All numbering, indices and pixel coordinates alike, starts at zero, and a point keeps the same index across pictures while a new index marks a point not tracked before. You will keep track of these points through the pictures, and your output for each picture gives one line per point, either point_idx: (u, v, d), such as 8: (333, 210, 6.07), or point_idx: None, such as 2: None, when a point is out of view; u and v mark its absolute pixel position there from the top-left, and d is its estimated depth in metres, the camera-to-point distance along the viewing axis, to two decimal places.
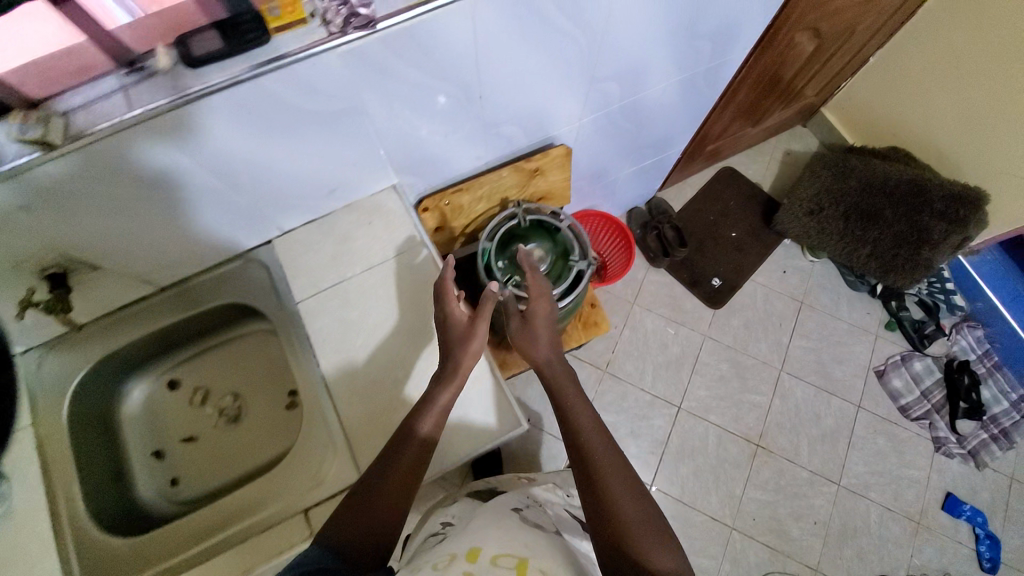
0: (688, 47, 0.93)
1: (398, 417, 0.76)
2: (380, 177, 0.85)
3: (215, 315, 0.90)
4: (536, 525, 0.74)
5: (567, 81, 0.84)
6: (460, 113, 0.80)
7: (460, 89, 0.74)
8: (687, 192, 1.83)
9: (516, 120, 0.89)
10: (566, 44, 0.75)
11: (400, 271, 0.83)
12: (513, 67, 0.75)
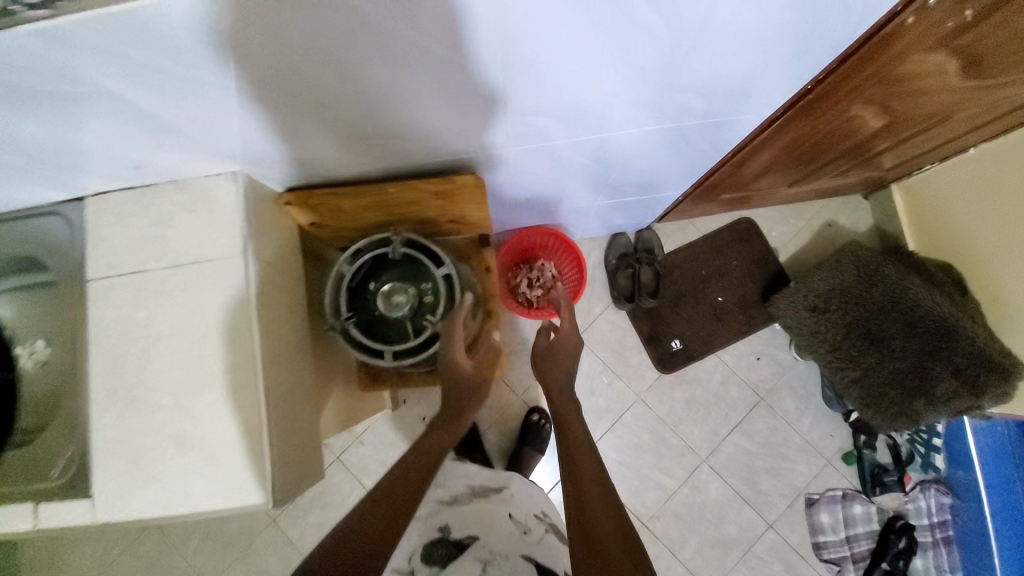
0: (651, 98, 0.70)
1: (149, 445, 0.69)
2: (215, 162, 0.69)
3: (12, 260, 0.78)
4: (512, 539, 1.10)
5: (454, 109, 0.63)
6: (302, 121, 0.63)
7: (273, 92, 0.56)
8: (689, 234, 1.56)
9: (394, 137, 0.69)
10: (437, 72, 0.54)
11: (207, 282, 0.71)
12: (356, 85, 0.56)
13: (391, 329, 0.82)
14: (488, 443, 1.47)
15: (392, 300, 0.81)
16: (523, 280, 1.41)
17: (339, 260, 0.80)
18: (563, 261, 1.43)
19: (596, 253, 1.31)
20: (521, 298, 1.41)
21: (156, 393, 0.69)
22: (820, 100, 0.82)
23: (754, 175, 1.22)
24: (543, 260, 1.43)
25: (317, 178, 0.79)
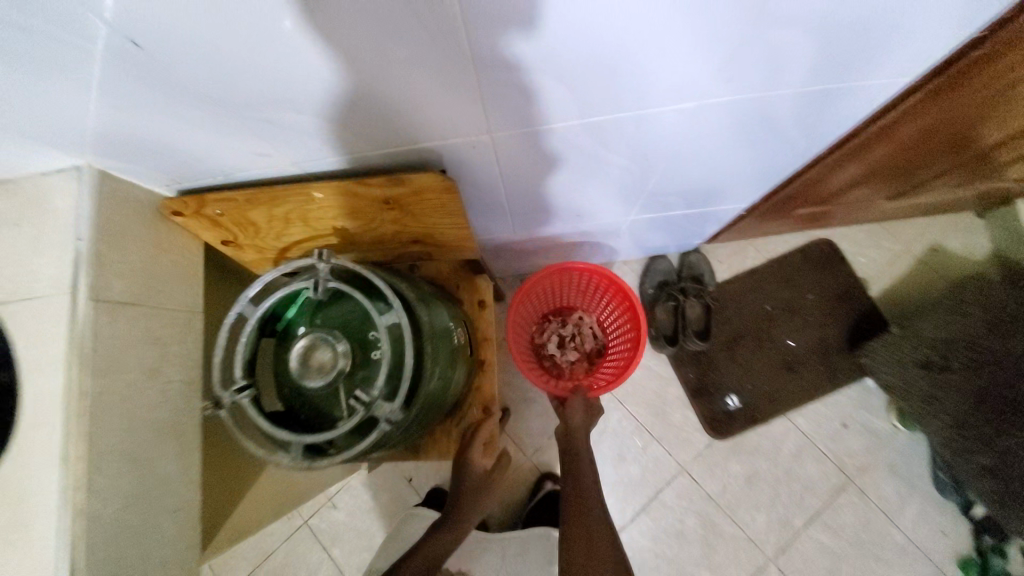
0: (701, 52, 0.42)
1: None
2: (46, 153, 0.52)
3: None
4: None
5: (368, 56, 0.39)
6: (149, 78, 0.43)
7: (72, 30, 0.36)
8: (749, 258, 1.22)
9: (293, 107, 0.46)
10: (283, 6, 0.34)
11: (40, 317, 0.53)
12: (171, 27, 0.36)
13: (315, 404, 0.53)
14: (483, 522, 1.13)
15: (314, 359, 0.52)
16: (552, 337, 1.11)
17: (234, 305, 0.53)
18: (605, 312, 1.11)
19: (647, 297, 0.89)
20: (548, 362, 1.10)
21: None
22: (982, 64, 0.51)
23: (848, 183, 0.88)
24: (580, 312, 1.13)
25: (203, 178, 0.61)
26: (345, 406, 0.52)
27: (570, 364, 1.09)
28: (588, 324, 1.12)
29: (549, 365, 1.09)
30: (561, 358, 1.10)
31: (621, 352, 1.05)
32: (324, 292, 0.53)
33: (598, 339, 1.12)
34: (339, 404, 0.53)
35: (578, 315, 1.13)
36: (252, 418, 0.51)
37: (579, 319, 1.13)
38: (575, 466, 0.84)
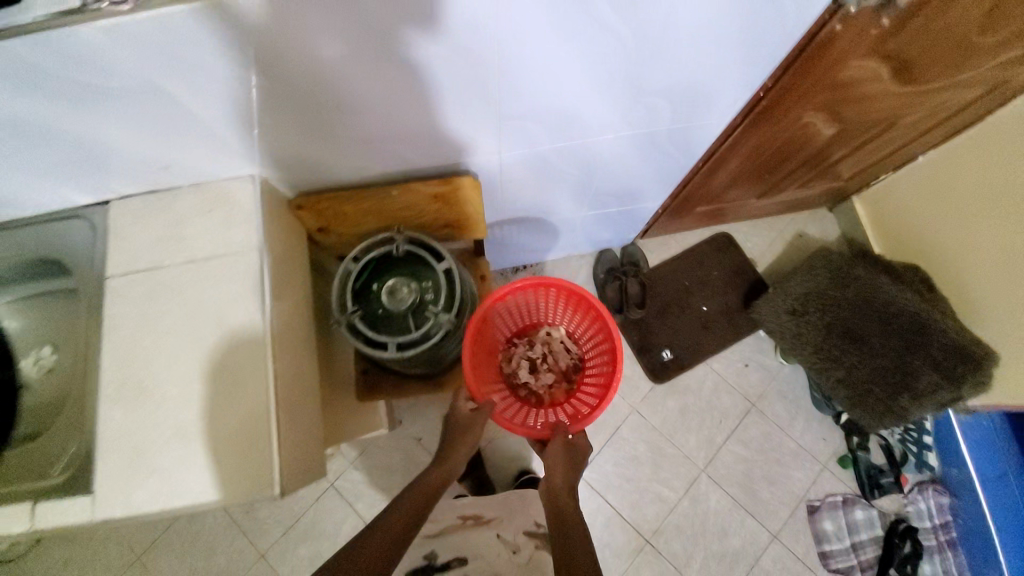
0: (624, 105, 0.79)
1: (153, 442, 0.68)
2: (235, 163, 0.76)
3: (41, 266, 0.82)
4: None
5: (458, 107, 0.72)
6: (324, 126, 0.72)
7: (306, 102, 0.66)
8: (670, 248, 1.64)
9: (400, 136, 0.78)
10: (424, 85, 0.66)
11: (212, 275, 0.74)
12: (359, 95, 0.66)
13: (392, 321, 0.86)
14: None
15: (395, 293, 0.86)
16: (528, 360, 1.35)
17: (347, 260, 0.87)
18: (569, 322, 1.36)
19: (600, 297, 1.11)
20: (530, 387, 1.34)
21: (161, 385, 0.70)
22: (775, 105, 0.92)
23: (727, 184, 1.30)
24: (546, 329, 1.38)
25: (322, 182, 0.86)
26: (414, 319, 0.86)
27: (550, 383, 1.33)
28: (557, 339, 1.37)
29: (531, 393, 1.33)
30: (540, 381, 1.33)
31: (593, 356, 1.31)
32: (402, 249, 0.88)
33: (568, 350, 1.38)
34: (410, 318, 0.86)
35: (545, 332, 1.39)
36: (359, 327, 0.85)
37: (547, 337, 1.38)
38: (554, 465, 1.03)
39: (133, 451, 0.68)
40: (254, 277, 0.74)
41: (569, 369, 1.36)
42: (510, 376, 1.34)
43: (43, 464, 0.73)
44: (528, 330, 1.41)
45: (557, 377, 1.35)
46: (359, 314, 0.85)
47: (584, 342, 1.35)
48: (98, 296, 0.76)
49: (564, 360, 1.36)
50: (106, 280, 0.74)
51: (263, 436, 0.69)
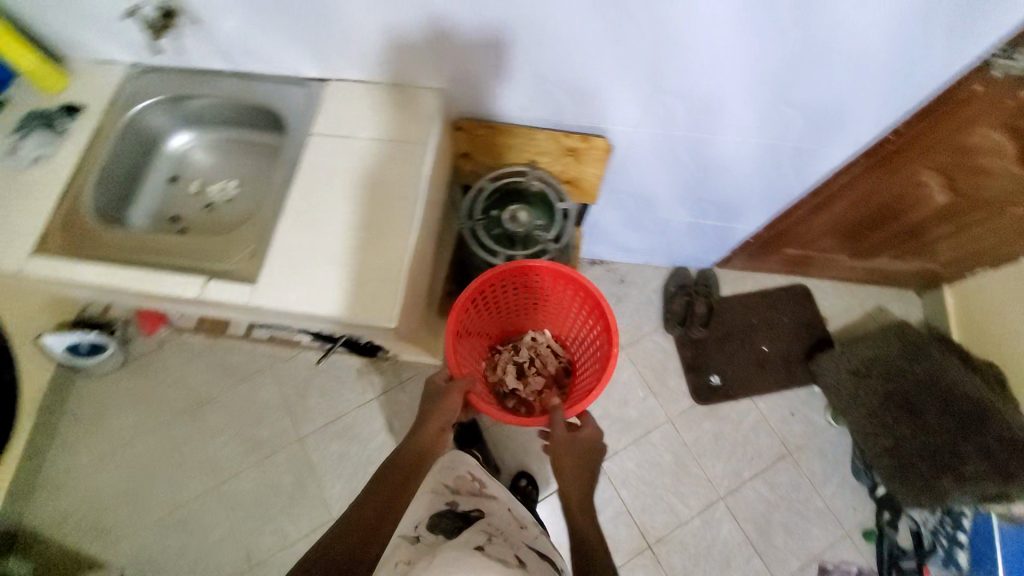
0: (764, 109, 0.92)
1: (308, 262, 0.84)
2: (431, 76, 0.94)
3: (261, 116, 1.04)
4: (502, 559, 0.66)
5: (627, 74, 0.87)
6: (516, 61, 0.87)
7: (517, 35, 0.82)
8: (744, 284, 1.68)
9: (569, 88, 0.91)
10: (613, 44, 0.81)
11: (389, 154, 0.92)
12: (558, 39, 0.82)
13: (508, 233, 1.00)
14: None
15: (516, 215, 1.00)
16: (514, 366, 1.19)
17: (484, 179, 1.03)
18: (557, 323, 1.21)
19: (590, 281, 0.98)
20: (519, 396, 1.17)
21: (329, 221, 0.87)
22: (895, 152, 1.01)
23: (823, 231, 1.37)
24: (529, 333, 1.23)
25: (484, 113, 1.01)
26: (525, 241, 1.01)
27: (540, 389, 1.17)
28: (543, 342, 1.21)
29: (520, 403, 1.16)
30: (528, 389, 1.17)
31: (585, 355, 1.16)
32: (534, 185, 1.04)
33: (556, 354, 1.22)
34: (523, 239, 1.01)
35: (530, 337, 1.23)
36: (477, 233, 0.99)
37: (533, 341, 1.22)
38: (560, 459, 0.89)
39: (294, 264, 0.84)
40: (420, 163, 0.91)
41: (560, 373, 1.20)
42: (497, 387, 1.18)
43: (208, 252, 0.88)
44: (510, 336, 1.25)
45: (547, 383, 1.19)
46: (482, 223, 1.00)
47: (575, 341, 1.20)
48: (298, 145, 0.95)
49: (553, 365, 1.21)
50: (312, 134, 0.94)
51: (393, 285, 0.83)
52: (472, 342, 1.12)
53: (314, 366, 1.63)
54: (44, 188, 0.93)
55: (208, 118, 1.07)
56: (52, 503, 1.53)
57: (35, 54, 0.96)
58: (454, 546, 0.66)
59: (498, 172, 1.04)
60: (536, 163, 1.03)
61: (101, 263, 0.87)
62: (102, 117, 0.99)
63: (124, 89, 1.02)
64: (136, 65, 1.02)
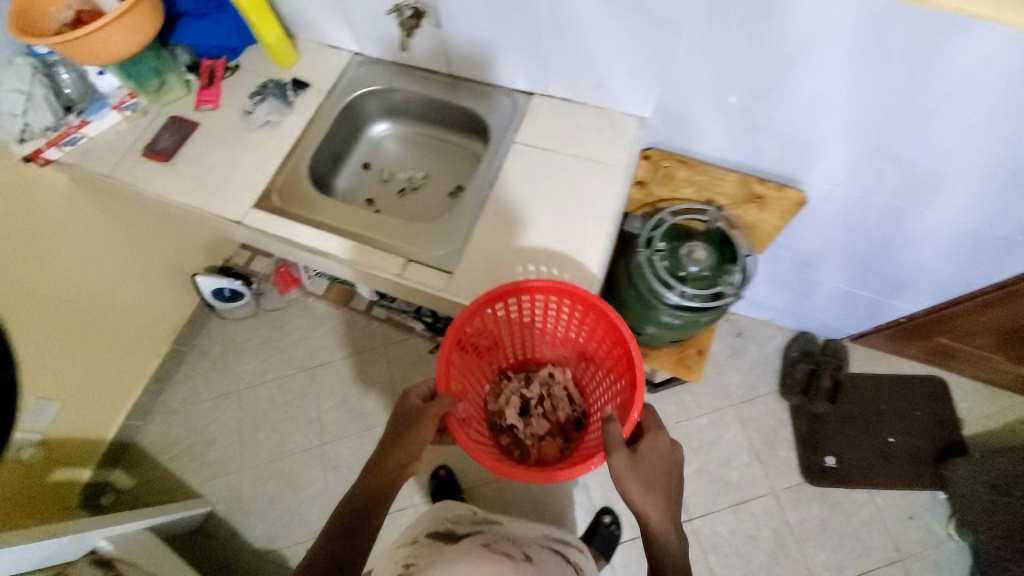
0: (992, 194, 0.87)
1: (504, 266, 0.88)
2: (641, 104, 0.95)
3: (462, 118, 1.09)
4: (501, 561, 0.93)
5: (855, 133, 0.85)
6: (737, 104, 0.87)
7: (753, 80, 0.82)
8: (877, 366, 1.56)
9: (782, 137, 0.90)
10: (856, 103, 0.80)
11: (588, 174, 0.94)
12: (798, 90, 0.81)
13: (686, 272, 0.97)
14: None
15: (692, 252, 0.97)
16: (520, 400, 1.04)
17: (666, 211, 1.02)
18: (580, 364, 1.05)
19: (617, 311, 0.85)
20: (516, 434, 1.02)
21: (527, 226, 0.91)
22: None
23: (993, 329, 1.25)
24: (547, 367, 1.07)
25: (677, 147, 1.01)
26: (697, 281, 0.97)
27: (540, 434, 1.01)
28: (560, 381, 1.05)
29: (517, 441, 1.01)
30: (529, 429, 1.01)
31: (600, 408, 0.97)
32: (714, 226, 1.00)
33: (571, 399, 1.05)
34: (695, 280, 0.97)
35: (549, 371, 1.07)
36: (648, 263, 0.97)
37: (548, 377, 1.06)
38: (624, 479, 0.75)
39: (489, 264, 0.89)
40: (617, 186, 0.93)
41: (567, 423, 1.03)
42: (495, 417, 1.03)
43: (410, 237, 0.93)
44: (526, 363, 1.10)
45: (552, 430, 1.02)
46: (659, 254, 0.99)
47: (596, 391, 1.02)
48: (500, 151, 1.00)
49: (564, 411, 1.04)
50: (515, 143, 0.99)
51: (580, 300, 0.84)
52: (477, 359, 1.00)
53: (422, 355, 1.68)
54: (270, 147, 1.03)
55: (410, 110, 1.13)
56: (163, 427, 1.65)
57: (279, 30, 1.05)
58: (462, 557, 0.91)
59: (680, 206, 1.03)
60: (720, 205, 1.02)
61: (314, 230, 0.95)
62: (325, 94, 1.08)
63: (348, 71, 1.11)
64: (362, 54, 1.11)
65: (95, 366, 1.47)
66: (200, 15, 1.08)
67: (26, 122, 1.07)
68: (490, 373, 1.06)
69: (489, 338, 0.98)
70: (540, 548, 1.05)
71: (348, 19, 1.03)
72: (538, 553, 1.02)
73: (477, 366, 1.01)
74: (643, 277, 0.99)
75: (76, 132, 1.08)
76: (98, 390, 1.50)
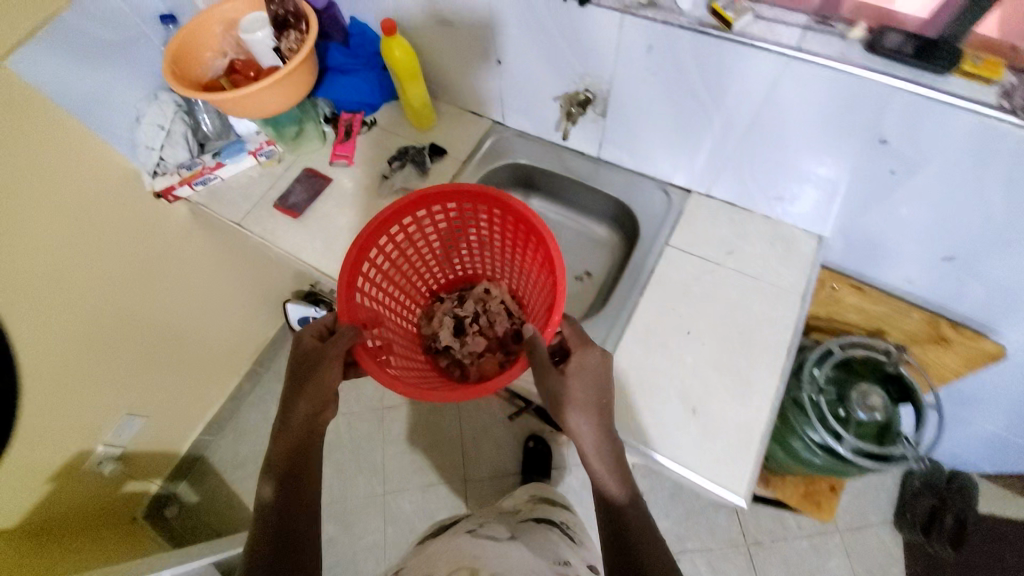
0: None
1: (654, 393, 0.78)
2: (822, 223, 0.85)
3: (603, 203, 1.02)
4: (491, 538, 0.88)
5: None
6: (951, 246, 0.76)
7: (987, 229, 0.70)
8: (1011, 509, 1.34)
9: (996, 288, 0.78)
10: None
11: (755, 295, 0.84)
12: None
13: (852, 421, 0.86)
14: (694, 560, 1.31)
15: (866, 400, 0.85)
16: (453, 319, 0.98)
17: (835, 342, 0.90)
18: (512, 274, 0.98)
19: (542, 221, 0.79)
20: (453, 355, 0.94)
21: (683, 350, 0.80)
22: None
23: None
24: (481, 284, 1.00)
25: (852, 270, 0.90)
26: (865, 433, 0.86)
27: (479, 352, 0.94)
28: (495, 296, 0.98)
29: (455, 363, 0.94)
30: (465, 348, 0.94)
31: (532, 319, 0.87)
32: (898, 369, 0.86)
33: (508, 312, 0.97)
34: (865, 433, 0.86)
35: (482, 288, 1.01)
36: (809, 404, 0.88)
37: (483, 294, 1.00)
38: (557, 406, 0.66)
39: (636, 387, 0.79)
40: (791, 317, 0.81)
41: (510, 338, 0.95)
42: (429, 341, 0.97)
43: None
44: (461, 284, 1.05)
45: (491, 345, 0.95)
46: (822, 393, 0.88)
47: (529, 300, 0.95)
48: (647, 251, 0.91)
49: (501, 325, 0.96)
50: (667, 245, 0.90)
51: (748, 453, 0.72)
52: (397, 282, 0.94)
53: (497, 414, 1.61)
54: None
55: (546, 186, 1.07)
56: (233, 446, 1.65)
57: (424, 92, 1.02)
58: (448, 540, 0.86)
59: (852, 337, 0.89)
60: (904, 345, 0.86)
61: None
62: (464, 164, 1.04)
63: (490, 143, 1.07)
64: (505, 123, 1.07)
65: (182, 386, 1.46)
66: (347, 70, 1.05)
67: (161, 156, 1.04)
68: (420, 298, 1.01)
69: (407, 258, 0.93)
70: (523, 524, 1.00)
71: (507, 92, 0.99)
72: (520, 530, 0.95)
73: (399, 291, 0.95)
74: (800, 416, 0.90)
75: (209, 173, 1.05)
76: (180, 406, 1.49)
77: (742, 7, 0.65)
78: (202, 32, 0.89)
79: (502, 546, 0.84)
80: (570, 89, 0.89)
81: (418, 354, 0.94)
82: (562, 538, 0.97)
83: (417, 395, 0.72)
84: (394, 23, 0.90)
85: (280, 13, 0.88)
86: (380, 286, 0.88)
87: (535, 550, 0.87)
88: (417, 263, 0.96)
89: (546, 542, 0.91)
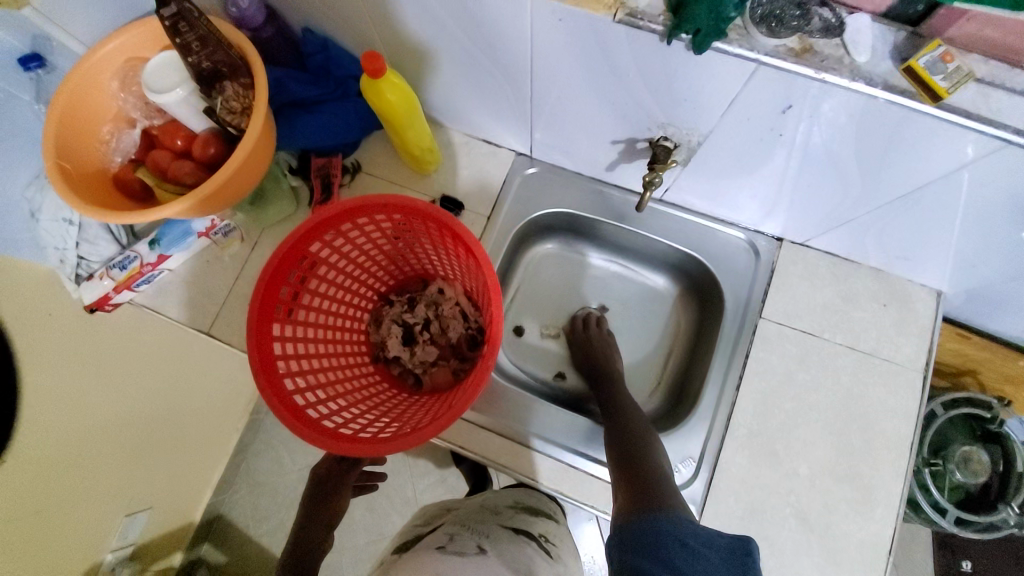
0: None
1: (764, 517, 0.67)
2: (945, 281, 0.71)
3: (667, 257, 0.84)
4: (456, 554, 0.59)
5: None
6: None
7: None
8: None
9: None
10: None
11: (868, 375, 0.71)
12: None
13: (949, 481, 0.85)
14: None
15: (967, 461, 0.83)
16: (400, 328, 0.76)
17: (935, 400, 0.86)
18: (465, 276, 0.74)
19: (480, 241, 0.59)
20: (405, 369, 0.75)
21: (796, 460, 0.69)
22: None
23: None
24: (434, 283, 0.78)
25: (960, 316, 0.78)
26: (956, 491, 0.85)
27: (431, 365, 0.74)
28: (453, 298, 0.76)
29: (406, 374, 0.75)
30: (416, 358, 0.74)
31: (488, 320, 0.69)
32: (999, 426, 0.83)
33: (467, 317, 0.76)
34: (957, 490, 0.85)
35: (434, 289, 0.78)
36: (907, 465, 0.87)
37: (438, 294, 0.78)
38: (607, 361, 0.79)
39: (745, 508, 0.68)
40: (913, 401, 0.70)
41: (466, 350, 0.75)
42: (376, 352, 0.76)
43: None
44: (412, 281, 0.81)
45: (446, 357, 0.75)
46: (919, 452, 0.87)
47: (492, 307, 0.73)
48: (735, 325, 0.75)
49: (457, 331, 0.75)
50: (760, 317, 0.75)
51: (875, 574, 0.65)
52: (323, 296, 0.70)
53: None
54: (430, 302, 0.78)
55: (589, 235, 0.87)
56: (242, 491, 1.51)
57: (428, 134, 0.74)
58: (403, 566, 0.59)
59: (951, 393, 0.86)
60: (1004, 397, 0.83)
61: (508, 454, 0.74)
62: (487, 219, 0.81)
63: (517, 185, 0.83)
64: (533, 156, 0.83)
65: (203, 464, 1.11)
66: (311, 103, 0.75)
67: (81, 256, 0.77)
68: (362, 304, 0.78)
69: (336, 263, 0.69)
70: (499, 527, 0.68)
71: (542, 127, 0.74)
72: (495, 537, 0.64)
73: (329, 307, 0.72)
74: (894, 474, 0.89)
75: (152, 270, 0.78)
76: (188, 485, 1.08)
77: (958, 67, 0.43)
78: (96, 100, 0.62)
79: (463, 566, 0.56)
80: (651, 137, 0.65)
81: (361, 366, 0.74)
82: (539, 552, 0.66)
83: (341, 447, 0.57)
84: (383, 59, 0.61)
85: (205, 66, 0.57)
86: (301, 309, 0.67)
87: (508, 570, 0.58)
88: (352, 266, 0.72)
89: (523, 560, 0.61)
